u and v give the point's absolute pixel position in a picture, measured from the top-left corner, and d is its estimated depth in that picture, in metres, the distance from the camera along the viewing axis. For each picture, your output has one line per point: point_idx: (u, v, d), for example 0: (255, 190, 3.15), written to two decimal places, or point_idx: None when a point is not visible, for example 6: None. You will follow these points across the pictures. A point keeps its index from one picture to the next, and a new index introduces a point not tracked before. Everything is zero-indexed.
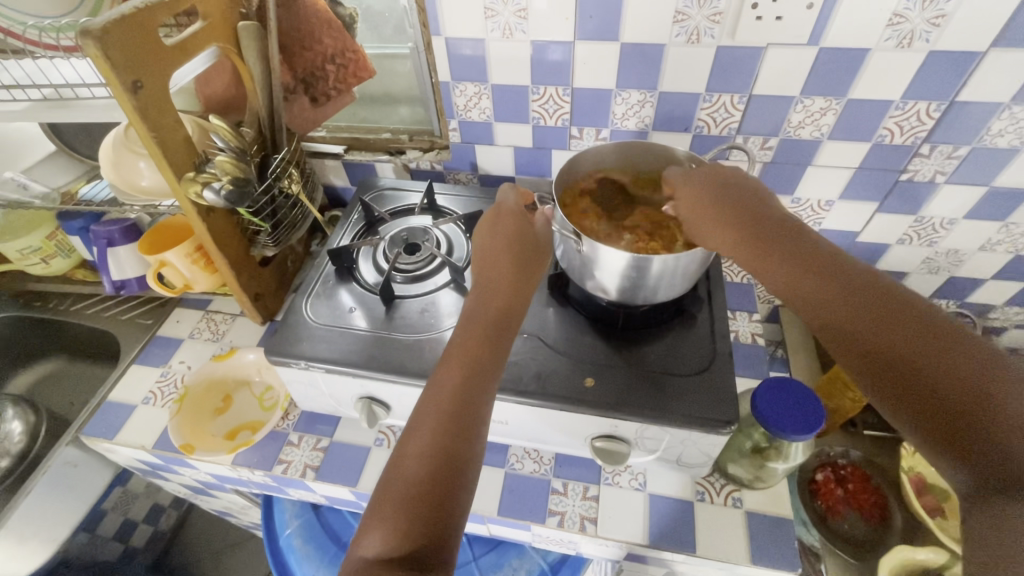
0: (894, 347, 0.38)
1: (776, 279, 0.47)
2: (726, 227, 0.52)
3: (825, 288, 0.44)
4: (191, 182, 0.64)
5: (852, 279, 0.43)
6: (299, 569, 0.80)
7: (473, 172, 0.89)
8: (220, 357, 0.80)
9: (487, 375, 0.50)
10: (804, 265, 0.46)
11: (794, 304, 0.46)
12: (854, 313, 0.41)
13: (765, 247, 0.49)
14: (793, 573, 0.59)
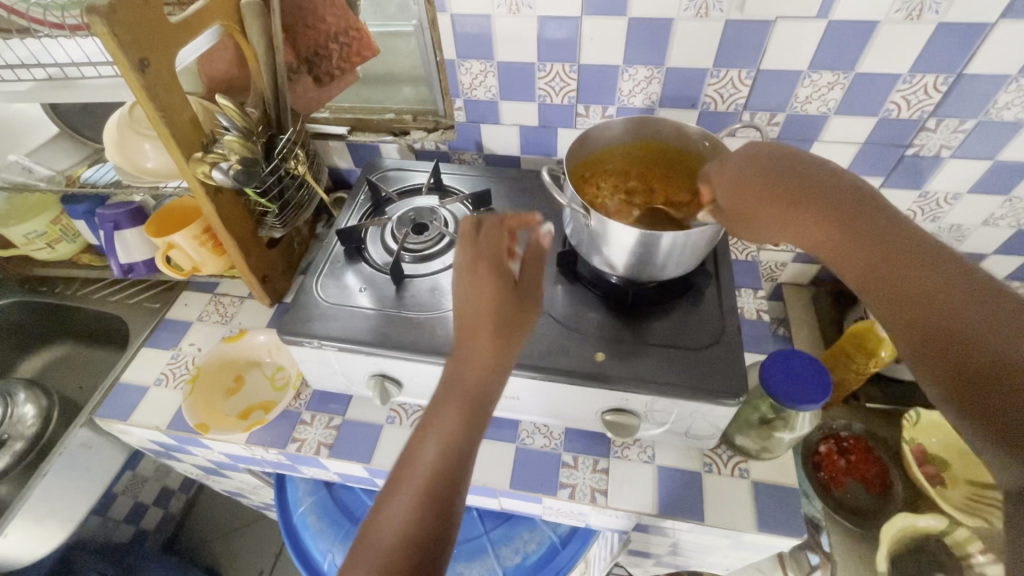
0: (968, 342, 0.37)
1: (847, 266, 0.46)
2: (787, 210, 0.50)
3: (904, 277, 0.42)
4: (199, 163, 0.64)
5: (930, 267, 0.41)
6: (314, 545, 0.82)
7: (479, 152, 0.89)
8: (230, 338, 0.80)
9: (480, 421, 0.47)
10: (879, 251, 0.44)
11: (866, 291, 0.44)
12: (943, 311, 0.39)
13: (834, 230, 0.46)
14: (798, 539, 0.61)
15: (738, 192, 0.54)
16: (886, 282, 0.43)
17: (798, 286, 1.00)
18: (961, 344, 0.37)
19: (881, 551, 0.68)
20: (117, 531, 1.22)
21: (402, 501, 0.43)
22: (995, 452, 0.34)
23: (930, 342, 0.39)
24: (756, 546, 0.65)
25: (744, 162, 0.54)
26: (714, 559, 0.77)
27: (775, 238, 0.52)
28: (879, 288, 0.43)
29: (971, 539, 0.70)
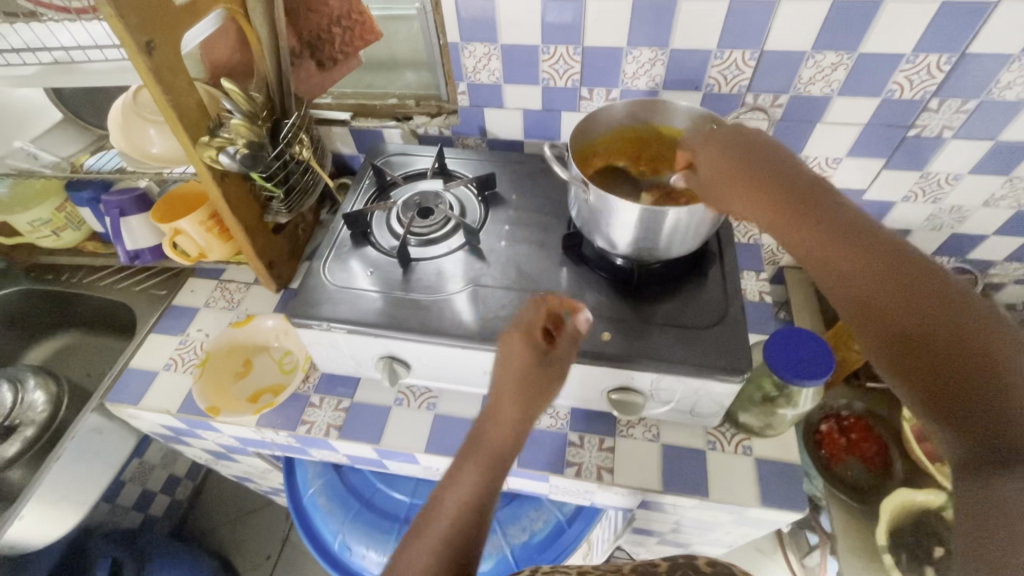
0: (892, 308, 0.36)
1: (789, 238, 0.45)
2: (746, 185, 0.50)
3: (836, 245, 0.41)
4: (206, 147, 0.64)
5: (868, 238, 0.40)
6: (325, 525, 0.84)
7: (482, 136, 0.89)
8: (238, 323, 0.81)
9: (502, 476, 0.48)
10: (818, 223, 0.43)
11: (804, 264, 0.44)
12: (870, 279, 0.38)
13: (783, 203, 0.46)
14: (800, 513, 0.63)
15: (715, 172, 0.55)
16: (820, 252, 0.42)
17: (799, 269, 1.01)
18: (882, 308, 0.37)
19: (881, 526, 0.71)
20: (125, 518, 1.23)
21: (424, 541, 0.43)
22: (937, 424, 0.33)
23: (858, 310, 0.38)
24: (758, 522, 0.67)
25: (717, 147, 0.55)
26: (716, 536, 0.79)
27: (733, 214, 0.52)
28: (815, 257, 0.42)
29: None
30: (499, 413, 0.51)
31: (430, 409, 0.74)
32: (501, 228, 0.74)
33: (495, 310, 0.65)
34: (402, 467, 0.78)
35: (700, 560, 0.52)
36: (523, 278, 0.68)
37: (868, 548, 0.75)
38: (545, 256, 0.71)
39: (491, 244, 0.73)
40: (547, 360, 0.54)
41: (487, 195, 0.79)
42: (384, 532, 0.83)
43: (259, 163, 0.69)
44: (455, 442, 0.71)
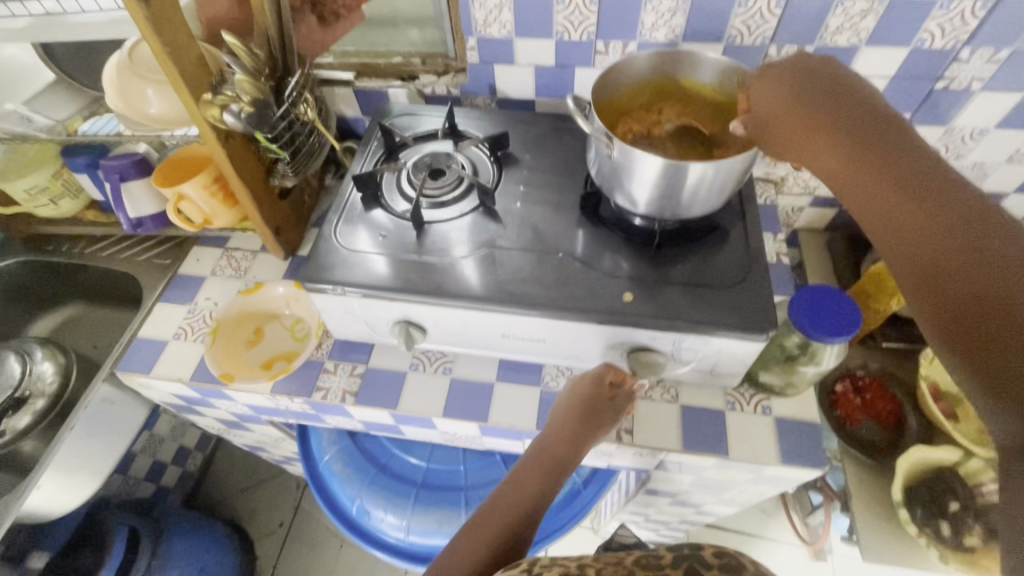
0: (960, 281, 0.36)
1: (851, 193, 0.43)
2: (806, 132, 0.47)
3: (905, 206, 0.40)
4: (209, 105, 0.62)
5: (943, 198, 0.39)
6: (342, 491, 0.84)
7: (492, 95, 0.86)
8: (248, 291, 0.79)
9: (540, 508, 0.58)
10: (892, 181, 0.41)
11: (870, 224, 0.42)
12: (942, 249, 0.37)
13: (850, 152, 0.43)
14: (818, 470, 0.63)
15: (773, 111, 0.50)
16: (886, 212, 0.41)
17: (813, 232, 1.00)
18: (949, 280, 0.36)
19: (897, 481, 0.74)
20: (139, 488, 1.25)
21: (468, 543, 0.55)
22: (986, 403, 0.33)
23: (923, 279, 0.38)
24: (776, 479, 0.68)
25: (781, 81, 0.50)
26: (730, 495, 0.80)
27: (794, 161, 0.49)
28: (880, 215, 0.41)
29: (984, 469, 0.73)
30: (553, 448, 0.60)
31: (445, 374, 0.73)
32: (516, 188, 0.73)
33: (512, 272, 0.63)
34: (418, 432, 0.78)
35: (706, 549, 0.42)
36: (540, 239, 0.67)
37: (881, 503, 0.76)
38: (561, 217, 0.69)
39: (506, 205, 0.71)
40: (607, 410, 0.61)
41: (499, 155, 0.76)
42: (401, 495, 0.84)
43: (265, 124, 0.66)
44: (472, 407, 0.70)
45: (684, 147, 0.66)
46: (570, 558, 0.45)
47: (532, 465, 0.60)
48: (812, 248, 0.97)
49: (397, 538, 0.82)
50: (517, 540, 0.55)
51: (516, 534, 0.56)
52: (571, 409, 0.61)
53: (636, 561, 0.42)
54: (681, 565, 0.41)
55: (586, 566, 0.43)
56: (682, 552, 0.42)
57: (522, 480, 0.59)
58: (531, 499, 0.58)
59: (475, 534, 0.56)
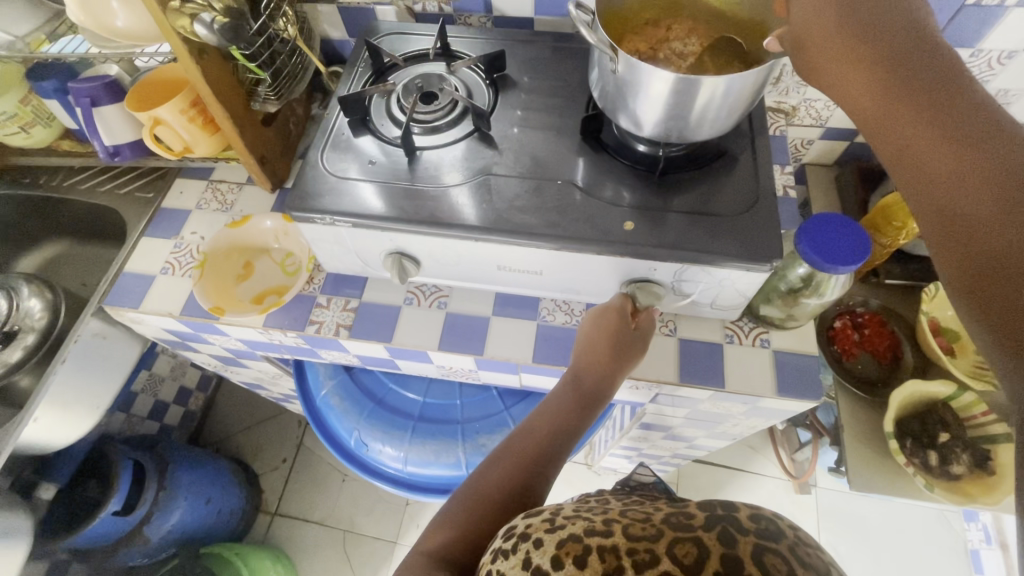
0: (984, 231, 0.34)
1: (884, 133, 0.41)
2: (843, 62, 0.43)
3: (940, 151, 0.37)
4: (177, 14, 0.56)
5: (984, 142, 0.36)
6: (340, 424, 0.85)
7: (488, 13, 0.80)
8: (234, 223, 0.76)
9: (571, 433, 0.59)
10: (936, 121, 0.38)
11: (902, 165, 0.40)
12: (976, 195, 0.35)
13: (890, 89, 0.41)
14: (814, 401, 0.63)
15: (811, 34, 0.45)
16: (916, 154, 0.39)
17: (822, 166, 0.96)
18: (973, 228, 0.34)
19: (890, 415, 0.75)
20: (142, 426, 1.30)
21: (496, 462, 0.56)
22: (998, 361, 0.32)
23: (945, 225, 0.36)
24: (771, 411, 0.68)
25: None
26: (724, 428, 0.81)
27: (828, 95, 0.46)
28: (911, 158, 0.39)
29: (976, 402, 0.75)
30: (582, 380, 0.61)
31: (440, 308, 0.72)
32: (513, 113, 0.68)
33: (509, 201, 0.60)
34: (414, 366, 0.78)
35: (741, 509, 0.37)
36: (538, 166, 0.63)
37: (871, 435, 0.78)
38: (559, 143, 0.66)
39: (502, 130, 0.67)
40: (631, 338, 0.61)
41: (495, 78, 0.72)
42: (398, 428, 0.84)
43: (241, 37, 0.61)
44: (467, 341, 0.70)
45: (714, 63, 0.60)
46: (594, 510, 0.41)
47: (563, 396, 0.60)
48: (818, 184, 0.95)
49: (397, 469, 0.84)
50: (549, 463, 0.56)
51: (549, 457, 0.56)
52: (597, 339, 0.61)
53: (665, 518, 0.37)
54: (714, 527, 0.35)
55: (611, 521, 0.38)
56: (716, 511, 0.37)
57: (554, 404, 0.60)
58: (561, 426, 0.58)
59: (507, 459, 0.56)
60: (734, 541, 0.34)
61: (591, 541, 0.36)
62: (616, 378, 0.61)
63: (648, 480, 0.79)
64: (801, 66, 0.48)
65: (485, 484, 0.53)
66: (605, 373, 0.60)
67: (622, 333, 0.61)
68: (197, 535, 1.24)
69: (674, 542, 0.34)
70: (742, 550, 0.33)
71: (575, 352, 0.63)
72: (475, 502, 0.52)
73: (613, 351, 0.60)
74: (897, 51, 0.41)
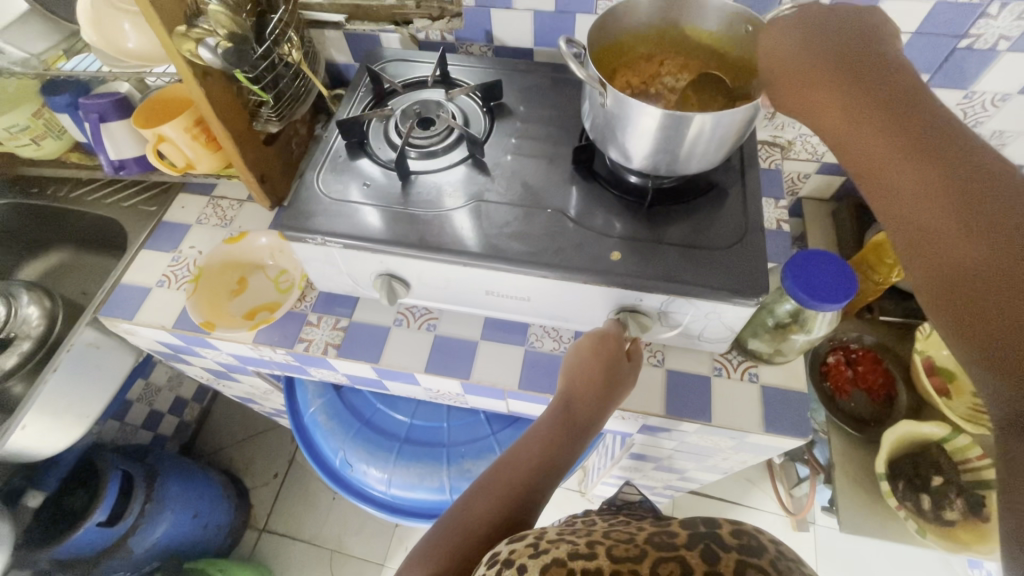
0: (953, 244, 0.34)
1: (851, 149, 0.42)
2: (807, 85, 0.44)
3: (902, 165, 0.38)
4: (183, 38, 0.58)
5: (946, 156, 0.37)
6: (326, 443, 0.84)
7: (488, 43, 0.82)
8: (231, 240, 0.78)
9: (559, 462, 0.58)
10: (897, 137, 0.39)
11: (869, 180, 0.40)
12: (942, 207, 0.35)
13: (852, 107, 0.41)
14: (801, 438, 0.62)
15: (776, 60, 0.47)
16: (881, 170, 0.39)
17: (819, 201, 0.97)
18: (942, 240, 0.35)
19: (882, 456, 0.73)
20: (136, 435, 1.30)
21: (482, 492, 0.54)
22: (985, 377, 0.31)
23: (915, 239, 0.36)
24: (759, 447, 0.67)
25: (788, 28, 0.47)
26: (714, 462, 0.80)
27: (797, 117, 0.47)
28: (877, 175, 0.40)
29: (971, 445, 0.73)
30: (572, 410, 0.60)
31: (429, 330, 0.72)
32: (507, 141, 0.70)
33: (499, 227, 0.61)
34: (402, 387, 0.78)
35: (722, 527, 0.37)
36: (529, 194, 0.64)
37: (863, 473, 0.77)
38: (552, 171, 0.66)
39: (496, 157, 0.68)
40: (623, 373, 0.61)
41: (492, 106, 0.73)
42: (384, 449, 0.84)
43: (244, 61, 0.63)
44: (454, 364, 0.70)
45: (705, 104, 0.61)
46: (579, 533, 0.40)
47: (551, 424, 0.59)
48: (815, 218, 0.95)
49: (381, 492, 0.82)
50: (536, 494, 0.55)
51: (535, 486, 0.55)
52: (590, 369, 0.60)
53: (648, 539, 0.37)
54: (696, 545, 0.35)
55: (596, 543, 0.37)
56: (698, 530, 0.37)
57: (542, 432, 0.59)
58: (549, 456, 0.57)
59: (495, 490, 0.55)
60: (716, 557, 0.34)
61: (576, 564, 0.35)
62: (605, 407, 0.61)
63: (634, 499, 0.78)
64: (770, 90, 0.49)
65: (472, 518, 0.52)
66: (594, 401, 0.60)
67: (613, 365, 0.60)
68: (184, 548, 1.23)
69: (658, 561, 0.34)
70: (724, 567, 0.33)
71: (564, 380, 0.62)
72: (460, 536, 0.50)
73: (602, 384, 0.60)
74: (857, 70, 0.42)
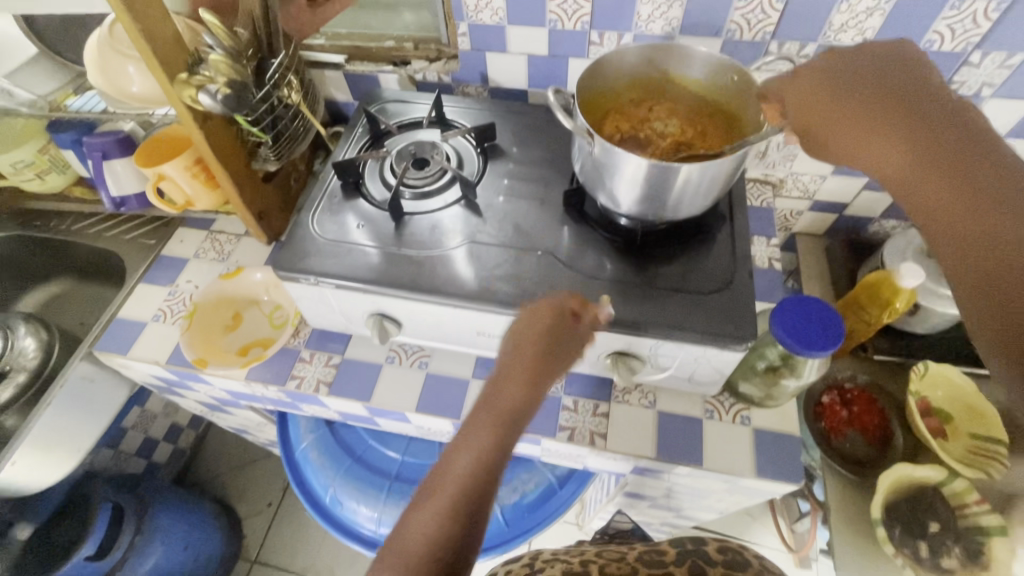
0: (1019, 293, 0.36)
1: (910, 189, 0.43)
2: (860, 125, 0.45)
3: (965, 209, 0.39)
4: (184, 85, 0.60)
5: (1007, 201, 0.38)
6: (316, 480, 0.84)
7: (483, 84, 0.84)
8: (226, 276, 0.79)
9: (500, 461, 0.45)
10: (962, 180, 0.40)
11: (925, 218, 0.42)
12: (1008, 255, 0.37)
13: (913, 150, 0.42)
14: (794, 484, 0.62)
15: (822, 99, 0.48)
16: (942, 211, 0.41)
17: (813, 237, 0.97)
18: (1009, 287, 0.37)
19: (877, 499, 0.72)
20: (129, 464, 1.29)
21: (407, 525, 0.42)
22: None
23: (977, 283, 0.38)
24: (752, 491, 0.66)
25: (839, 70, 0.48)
26: (709, 503, 0.78)
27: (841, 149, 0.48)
28: (938, 215, 0.41)
29: (969, 489, 0.72)
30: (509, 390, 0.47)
31: (421, 368, 0.72)
32: (500, 182, 0.71)
33: (490, 269, 0.61)
34: (393, 425, 0.77)
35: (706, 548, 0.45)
36: (520, 236, 0.65)
37: (859, 516, 0.76)
38: (543, 213, 0.67)
39: (488, 199, 0.69)
40: (569, 339, 0.50)
41: (486, 146, 0.75)
42: (374, 487, 0.83)
43: (245, 105, 0.64)
44: (445, 403, 0.69)
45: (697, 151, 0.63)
46: (573, 553, 0.48)
47: (485, 413, 0.46)
48: (809, 254, 0.95)
49: (371, 531, 0.82)
50: (478, 513, 0.42)
51: (484, 491, 0.43)
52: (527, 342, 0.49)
53: (639, 559, 0.45)
54: (685, 563, 0.43)
55: (589, 562, 0.46)
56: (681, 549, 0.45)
57: (475, 427, 0.46)
58: (488, 459, 0.44)
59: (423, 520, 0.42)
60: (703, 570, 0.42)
61: None
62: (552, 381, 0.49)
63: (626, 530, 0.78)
64: (810, 125, 0.50)
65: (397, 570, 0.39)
66: (527, 376, 0.48)
67: (554, 331, 0.49)
68: None
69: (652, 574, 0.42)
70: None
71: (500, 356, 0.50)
72: None
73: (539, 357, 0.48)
74: (914, 113, 0.43)
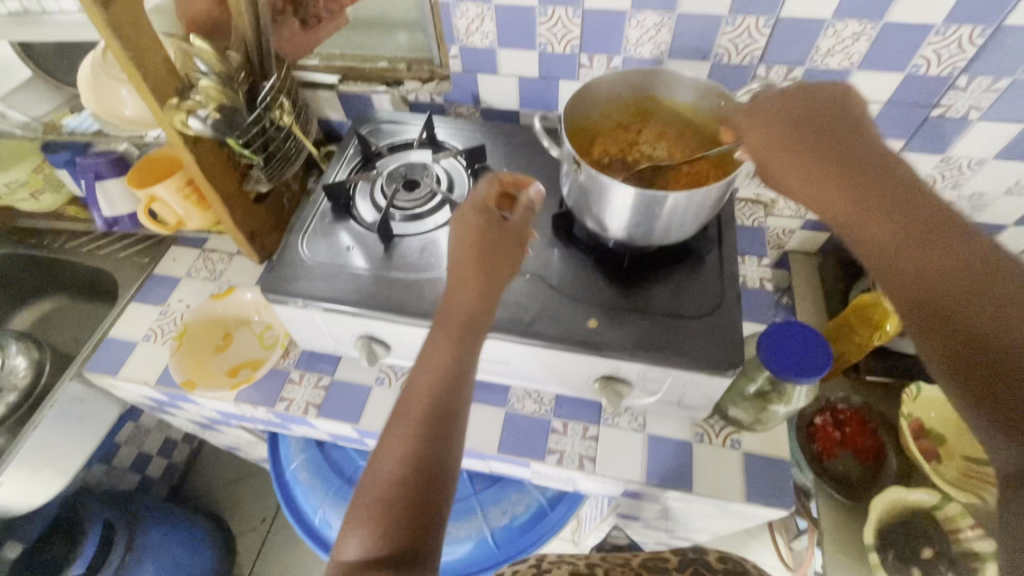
0: (973, 325, 0.33)
1: (853, 229, 0.41)
2: (804, 167, 0.45)
3: (910, 246, 0.37)
4: (175, 110, 0.61)
5: (949, 240, 0.36)
6: (306, 501, 0.84)
7: (476, 104, 0.84)
8: (217, 296, 0.79)
9: (465, 364, 0.47)
10: (903, 219, 0.38)
11: (870, 257, 0.40)
12: (957, 287, 0.34)
13: (854, 190, 0.41)
14: (785, 509, 0.61)
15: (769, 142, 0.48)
16: (886, 249, 0.38)
17: (806, 255, 0.97)
18: (961, 319, 0.33)
19: (870, 524, 0.72)
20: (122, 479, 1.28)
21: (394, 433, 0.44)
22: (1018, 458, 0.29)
23: (929, 316, 0.35)
24: (743, 516, 0.65)
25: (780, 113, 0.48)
26: (702, 525, 0.78)
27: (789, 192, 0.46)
28: (882, 254, 0.39)
29: (963, 514, 0.72)
30: (463, 295, 0.51)
31: None
32: None
33: None
34: None
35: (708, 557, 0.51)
36: None
37: (853, 540, 0.75)
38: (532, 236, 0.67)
39: None
40: (504, 231, 0.55)
41: (477, 167, 0.75)
42: None
43: (235, 128, 0.65)
44: None
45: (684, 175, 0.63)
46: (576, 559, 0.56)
47: (444, 331, 0.49)
48: (802, 272, 0.95)
49: None
50: (452, 410, 0.45)
51: (451, 396, 0.45)
52: (466, 248, 0.53)
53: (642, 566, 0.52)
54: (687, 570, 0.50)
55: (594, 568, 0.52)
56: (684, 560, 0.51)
57: (435, 343, 0.48)
58: (451, 364, 0.46)
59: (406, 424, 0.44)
60: None
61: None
62: (501, 275, 0.53)
63: None
64: (764, 170, 0.49)
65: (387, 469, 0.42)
66: (478, 286, 0.51)
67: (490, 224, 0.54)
68: None
69: None
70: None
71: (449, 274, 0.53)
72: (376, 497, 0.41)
73: (478, 258, 0.52)
74: (853, 159, 0.43)
